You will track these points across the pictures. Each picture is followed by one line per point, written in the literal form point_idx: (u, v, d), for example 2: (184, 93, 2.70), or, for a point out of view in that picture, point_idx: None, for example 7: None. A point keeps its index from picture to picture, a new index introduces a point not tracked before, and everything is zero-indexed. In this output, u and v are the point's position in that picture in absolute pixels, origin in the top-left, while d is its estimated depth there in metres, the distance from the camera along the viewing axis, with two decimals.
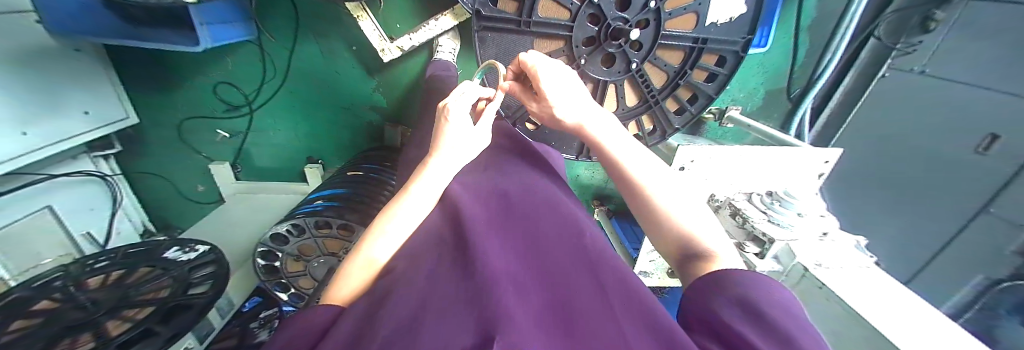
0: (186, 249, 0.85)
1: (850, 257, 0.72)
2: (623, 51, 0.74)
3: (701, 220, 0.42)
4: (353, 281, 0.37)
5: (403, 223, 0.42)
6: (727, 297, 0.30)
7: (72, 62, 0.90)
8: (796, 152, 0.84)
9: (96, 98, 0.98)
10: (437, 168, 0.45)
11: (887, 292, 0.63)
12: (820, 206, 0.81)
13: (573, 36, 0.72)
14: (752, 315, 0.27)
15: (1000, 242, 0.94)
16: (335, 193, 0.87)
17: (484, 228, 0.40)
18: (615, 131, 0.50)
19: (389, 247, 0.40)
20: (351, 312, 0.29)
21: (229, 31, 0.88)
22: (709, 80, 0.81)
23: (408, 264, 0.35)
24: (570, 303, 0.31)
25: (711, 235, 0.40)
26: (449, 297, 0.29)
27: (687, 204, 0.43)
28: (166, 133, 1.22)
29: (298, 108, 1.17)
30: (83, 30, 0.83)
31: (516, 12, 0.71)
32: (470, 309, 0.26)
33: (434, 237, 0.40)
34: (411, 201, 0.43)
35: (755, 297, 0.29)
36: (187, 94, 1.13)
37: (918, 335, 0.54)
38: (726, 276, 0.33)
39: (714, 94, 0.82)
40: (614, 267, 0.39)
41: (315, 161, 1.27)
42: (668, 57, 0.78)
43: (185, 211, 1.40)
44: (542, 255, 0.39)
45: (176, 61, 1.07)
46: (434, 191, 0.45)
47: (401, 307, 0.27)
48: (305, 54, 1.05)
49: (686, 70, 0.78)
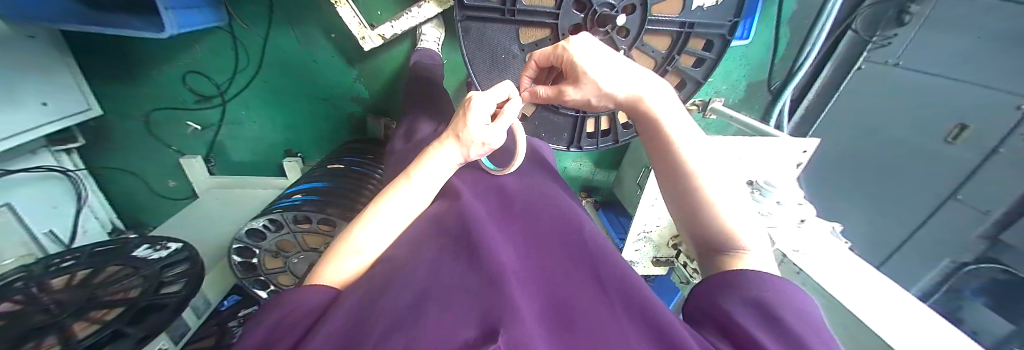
0: (157, 246, 0.82)
1: (827, 243, 0.74)
2: (611, 37, 0.72)
3: (732, 206, 0.42)
4: (348, 266, 0.36)
5: (398, 209, 0.40)
6: (740, 297, 0.31)
7: (27, 50, 0.84)
8: (778, 141, 0.85)
9: (56, 88, 0.91)
10: (441, 158, 0.41)
11: (861, 276, 0.65)
12: (797, 194, 0.82)
13: (558, 23, 0.70)
14: (763, 314, 0.28)
15: (966, 226, 1.00)
16: (314, 187, 0.84)
17: (487, 223, 0.40)
18: (675, 116, 0.45)
19: (378, 233, 0.38)
20: (349, 294, 0.29)
21: (194, 16, 0.82)
22: (696, 66, 0.82)
23: (408, 252, 0.35)
24: (571, 299, 0.31)
25: (745, 227, 0.41)
26: (451, 287, 0.28)
27: (723, 188, 0.43)
28: (132, 126, 1.15)
29: (277, 99, 1.12)
30: (33, 19, 0.75)
31: (500, 1, 0.68)
32: (474, 302, 0.26)
33: (436, 227, 0.39)
34: (411, 188, 0.41)
35: (766, 296, 0.30)
36: (156, 84, 1.07)
37: (889, 316, 0.56)
38: (748, 281, 0.33)
39: (702, 80, 0.82)
40: (614, 263, 0.38)
41: (295, 154, 1.23)
42: (656, 42, 0.77)
43: (157, 208, 1.34)
44: (544, 250, 0.39)
45: (142, 48, 1.00)
46: (434, 181, 0.42)
47: (400, 297, 0.26)
48: (282, 40, 1.01)
49: (674, 55, 0.78)
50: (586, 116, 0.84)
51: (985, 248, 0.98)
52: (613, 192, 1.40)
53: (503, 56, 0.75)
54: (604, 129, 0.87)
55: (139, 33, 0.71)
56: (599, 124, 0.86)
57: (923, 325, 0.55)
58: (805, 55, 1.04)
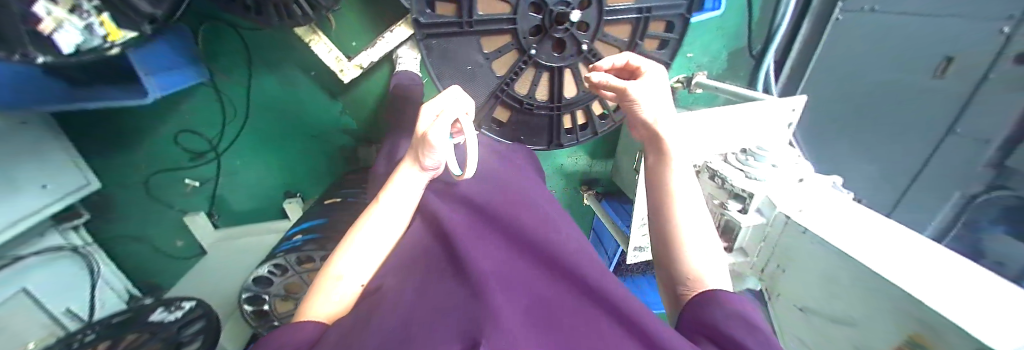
0: (172, 307, 0.83)
1: (829, 198, 0.73)
2: (571, 34, 0.72)
3: (703, 241, 0.45)
4: (334, 301, 0.36)
5: (376, 231, 0.41)
6: (726, 310, 0.35)
7: (19, 136, 0.86)
8: (763, 104, 0.85)
9: (55, 168, 0.94)
10: (403, 181, 0.45)
11: (868, 225, 0.64)
12: (791, 154, 0.82)
13: (517, 28, 0.70)
14: (742, 320, 0.33)
15: (969, 159, 0.98)
16: (313, 225, 0.85)
17: (469, 235, 0.41)
18: (674, 134, 0.52)
19: (359, 260, 0.39)
20: (336, 327, 0.30)
21: (174, 77, 0.84)
22: (661, 48, 0.82)
23: (393, 278, 0.36)
24: (556, 309, 0.32)
25: (708, 263, 0.43)
26: (435, 305, 0.29)
27: (697, 218, 0.47)
28: (134, 193, 1.17)
29: (268, 143, 1.14)
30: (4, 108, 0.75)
31: (456, 14, 0.67)
32: (458, 314, 0.27)
33: (420, 249, 0.40)
34: (384, 208, 0.43)
35: (747, 313, 0.35)
36: (150, 149, 1.09)
37: (898, 262, 0.55)
38: (730, 297, 0.37)
39: (669, 60, 0.82)
40: (598, 272, 0.40)
41: (293, 194, 1.24)
42: (617, 31, 0.77)
43: (167, 270, 1.35)
44: (525, 257, 0.40)
45: (132, 117, 1.03)
46: (406, 197, 0.45)
47: (385, 324, 0.27)
48: (263, 86, 1.03)
49: (637, 41, 0.77)
50: (562, 113, 0.84)
51: (992, 177, 0.96)
52: (614, 182, 1.39)
53: (470, 67, 0.74)
54: (581, 123, 0.89)
55: (125, 101, 0.75)
56: (576, 119, 0.87)
57: (937, 265, 0.54)
58: (779, 15, 1.04)
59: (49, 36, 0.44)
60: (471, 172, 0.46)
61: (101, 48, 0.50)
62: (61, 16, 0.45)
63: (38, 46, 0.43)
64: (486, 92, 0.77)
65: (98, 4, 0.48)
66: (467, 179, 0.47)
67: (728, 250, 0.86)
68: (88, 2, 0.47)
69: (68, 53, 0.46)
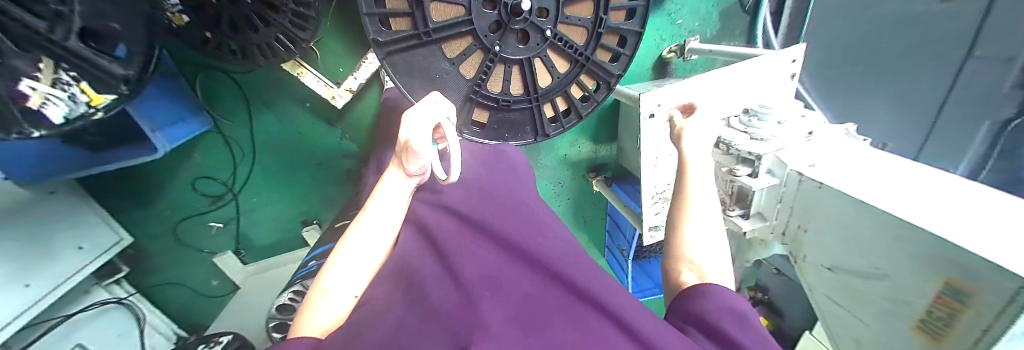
0: (211, 343, 0.95)
1: (842, 148, 0.70)
2: (531, 22, 0.66)
3: (709, 240, 0.51)
4: (324, 316, 0.38)
5: (362, 245, 0.44)
6: (720, 301, 0.42)
7: (48, 205, 0.91)
8: (762, 60, 0.81)
9: (87, 230, 1.00)
10: (389, 187, 0.45)
11: (887, 172, 0.61)
12: (797, 107, 0.78)
13: (476, 28, 0.64)
14: (733, 312, 0.40)
15: (994, 82, 0.98)
16: (326, 249, 0.87)
17: (459, 248, 0.45)
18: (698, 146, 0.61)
19: (343, 277, 0.41)
20: (332, 339, 0.33)
21: (183, 128, 0.89)
22: (630, 17, 0.73)
23: (388, 292, 0.39)
24: (539, 311, 0.36)
25: (708, 259, 0.49)
26: (428, 316, 0.32)
27: (704, 219, 0.53)
28: (163, 243, 1.23)
29: (279, 177, 1.19)
30: (33, 177, 0.80)
31: (412, 27, 0.62)
32: (449, 324, 0.30)
33: (413, 261, 0.44)
34: (368, 220, 0.45)
35: (735, 304, 0.42)
36: (171, 198, 1.15)
37: (920, 204, 0.52)
38: (721, 290, 0.44)
39: (642, 27, 0.72)
40: (582, 273, 0.44)
41: (311, 222, 1.30)
42: (578, 11, 0.70)
43: (206, 309, 1.42)
44: (510, 261, 0.44)
45: (151, 171, 1.09)
46: (390, 207, 0.46)
47: (380, 334, 0.30)
48: (266, 124, 1.07)
49: (602, 15, 0.69)
50: (542, 103, 0.76)
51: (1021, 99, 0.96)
52: (621, 164, 1.37)
53: (439, 76, 0.67)
54: (564, 109, 0.81)
55: (138, 158, 0.80)
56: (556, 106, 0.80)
57: (964, 202, 0.51)
58: None
59: (40, 111, 0.50)
60: (456, 176, 0.47)
61: (88, 114, 0.54)
62: (46, 91, 0.49)
63: (32, 122, 0.49)
64: (459, 100, 0.70)
65: (76, 75, 0.50)
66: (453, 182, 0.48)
67: (745, 216, 0.82)
68: (68, 75, 0.50)
69: (58, 123, 0.52)
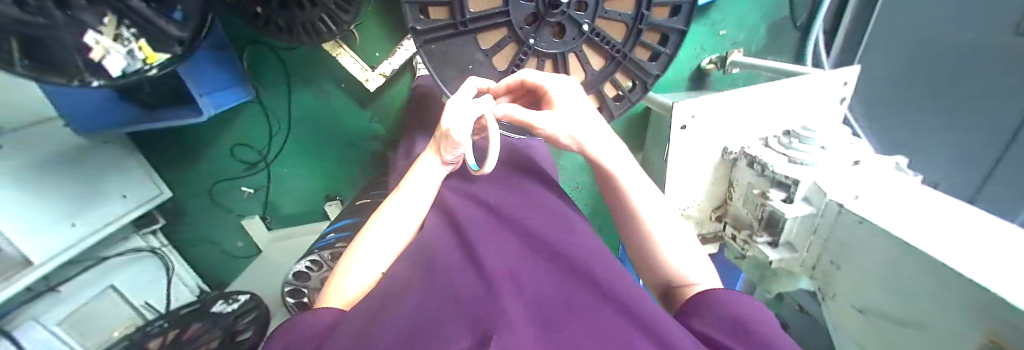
0: (229, 300, 1.00)
1: (893, 181, 0.64)
2: (568, 15, 0.65)
3: (686, 251, 0.50)
4: (348, 292, 0.40)
5: (387, 225, 0.47)
6: (724, 309, 0.38)
7: (101, 153, 0.99)
8: (812, 79, 0.77)
9: (132, 180, 1.08)
10: (424, 170, 0.54)
11: (943, 212, 0.56)
12: (846, 133, 0.73)
13: (511, 20, 0.65)
14: (735, 321, 0.36)
15: None
16: (345, 224, 0.90)
17: (482, 238, 0.45)
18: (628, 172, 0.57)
19: (373, 251, 0.44)
20: (355, 311, 0.34)
21: (228, 95, 0.94)
22: (674, 14, 0.69)
23: (410, 271, 0.41)
24: (559, 302, 0.36)
25: (695, 269, 0.48)
26: (449, 298, 0.33)
27: (677, 231, 0.53)
28: (198, 201, 1.31)
29: (309, 150, 1.23)
30: (101, 130, 0.91)
31: (449, 17, 0.65)
32: (469, 308, 0.31)
33: (436, 244, 0.45)
34: (400, 199, 0.51)
35: (743, 311, 0.38)
36: (210, 160, 1.22)
37: (973, 247, 0.47)
38: (727, 298, 0.40)
39: (686, 27, 0.69)
40: (603, 270, 0.43)
41: (334, 198, 1.33)
42: (620, 5, 0.68)
43: (228, 269, 1.50)
44: (532, 255, 0.45)
45: (194, 132, 1.16)
46: (419, 190, 0.52)
47: (404, 312, 0.31)
48: (304, 99, 1.11)
49: (644, 12, 0.66)
50: None
51: None
52: None
53: (471, 66, 0.70)
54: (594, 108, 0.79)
55: (185, 120, 0.84)
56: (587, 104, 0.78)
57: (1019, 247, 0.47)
58: None
59: (101, 63, 0.55)
60: (490, 167, 0.51)
61: (143, 70, 0.59)
62: (108, 45, 0.54)
63: (91, 71, 0.55)
64: None
65: (135, 32, 0.56)
66: (488, 173, 0.53)
67: (773, 245, 0.77)
68: (128, 31, 0.56)
69: (115, 75, 0.57)
